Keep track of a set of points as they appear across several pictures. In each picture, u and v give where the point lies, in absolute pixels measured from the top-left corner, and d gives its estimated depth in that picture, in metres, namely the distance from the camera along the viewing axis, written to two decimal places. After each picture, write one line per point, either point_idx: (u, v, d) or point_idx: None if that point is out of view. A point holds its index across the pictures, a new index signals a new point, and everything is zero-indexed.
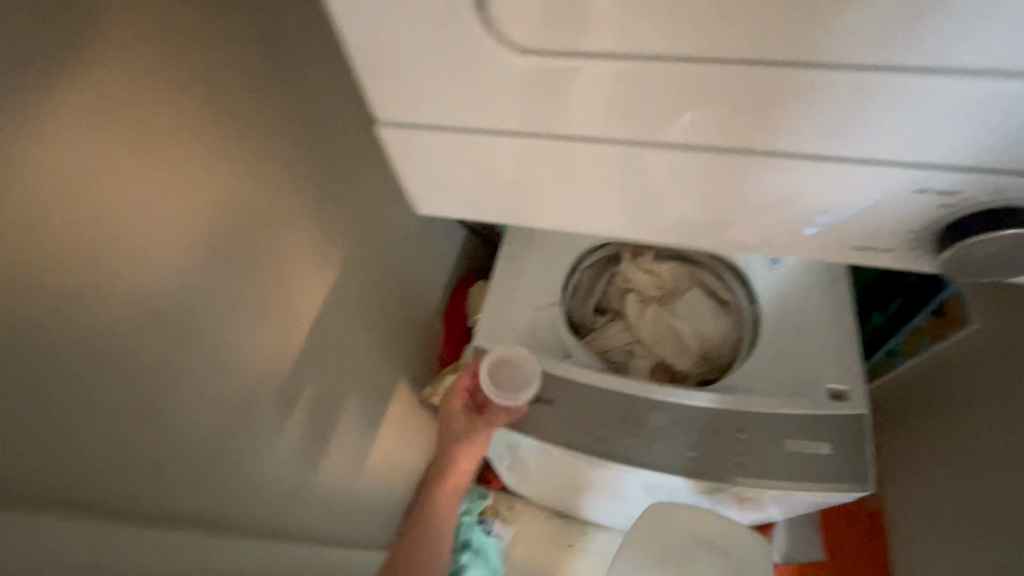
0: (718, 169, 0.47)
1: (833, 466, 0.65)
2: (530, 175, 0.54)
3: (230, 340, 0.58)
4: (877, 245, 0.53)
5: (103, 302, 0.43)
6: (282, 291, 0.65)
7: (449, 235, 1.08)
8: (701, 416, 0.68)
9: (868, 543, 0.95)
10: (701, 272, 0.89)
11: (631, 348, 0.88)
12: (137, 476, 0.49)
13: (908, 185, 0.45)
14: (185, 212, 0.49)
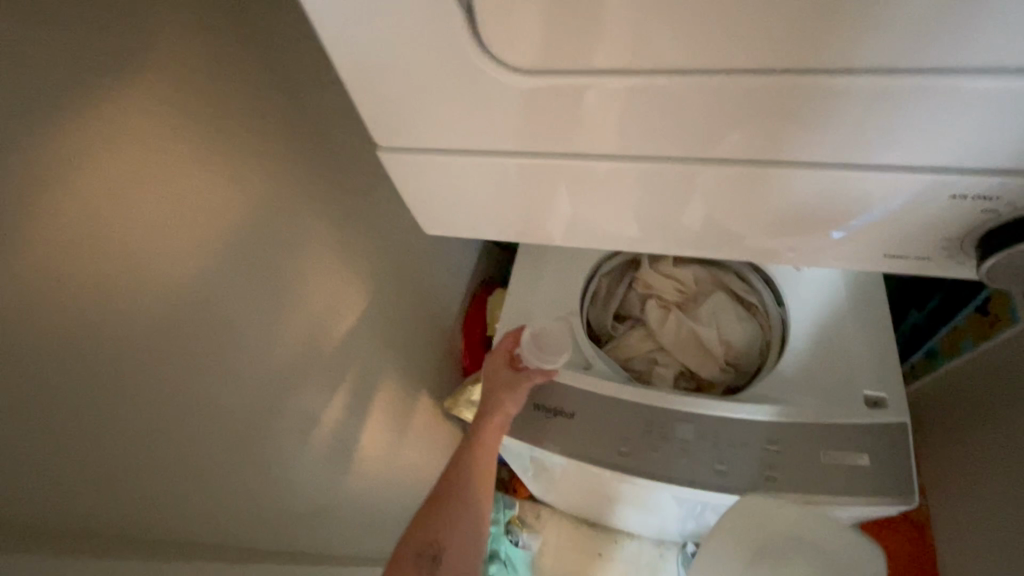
0: (734, 178, 0.45)
1: (873, 479, 0.61)
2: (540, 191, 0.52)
3: (246, 367, 0.58)
4: (911, 251, 0.49)
5: (117, 340, 0.43)
6: (299, 315, 0.65)
7: (465, 246, 1.07)
8: (729, 428, 0.66)
9: (914, 551, 0.87)
10: (726, 276, 0.86)
11: (653, 355, 0.86)
12: (158, 506, 0.49)
13: (943, 188, 0.42)
14: (191, 243, 0.50)
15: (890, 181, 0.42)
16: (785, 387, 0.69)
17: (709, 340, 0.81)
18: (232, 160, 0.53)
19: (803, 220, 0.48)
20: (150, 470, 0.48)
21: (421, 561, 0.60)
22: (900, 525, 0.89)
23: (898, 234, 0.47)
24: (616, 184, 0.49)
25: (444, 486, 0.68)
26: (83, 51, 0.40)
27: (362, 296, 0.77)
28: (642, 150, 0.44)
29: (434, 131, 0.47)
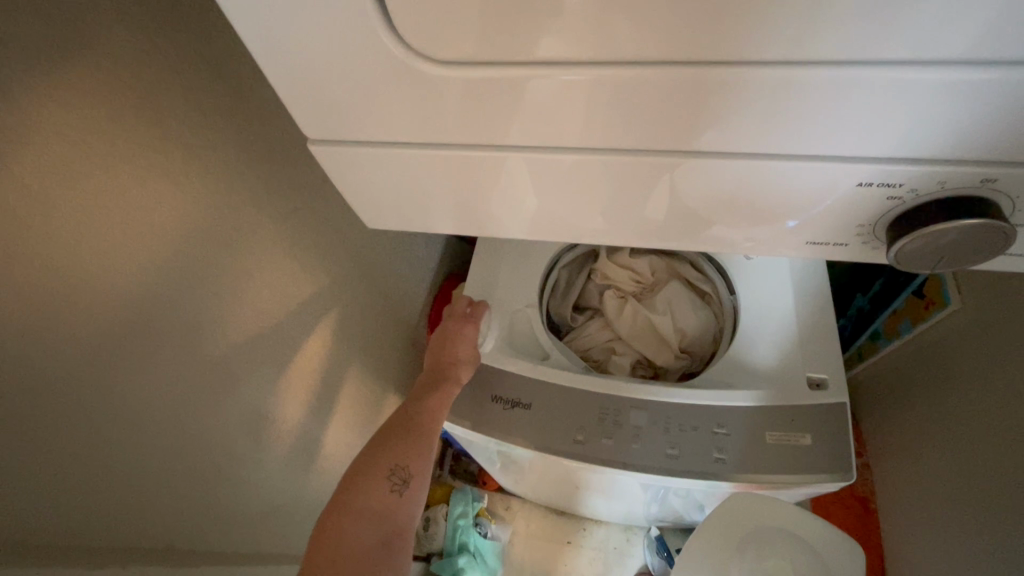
0: (669, 169, 0.46)
1: (814, 458, 0.63)
2: (484, 186, 0.52)
3: (193, 366, 0.56)
4: (837, 239, 0.51)
5: (43, 344, 0.42)
6: (250, 313, 0.64)
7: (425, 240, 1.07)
8: (680, 412, 0.67)
9: (862, 528, 0.91)
10: (680, 266, 0.89)
11: (611, 344, 0.88)
12: (91, 514, 0.48)
13: (858, 178, 0.44)
14: (131, 244, 0.48)
15: (823, 172, 0.44)
16: (733, 372, 0.71)
17: (664, 328, 0.83)
18: (179, 155, 0.51)
19: (739, 209, 0.50)
20: (84, 479, 0.47)
21: (392, 483, 0.58)
22: (846, 500, 0.93)
23: (830, 222, 0.49)
24: (562, 174, 0.49)
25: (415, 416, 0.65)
26: (12, 45, 0.37)
27: (317, 293, 0.76)
28: (585, 143, 0.45)
29: (375, 124, 0.47)
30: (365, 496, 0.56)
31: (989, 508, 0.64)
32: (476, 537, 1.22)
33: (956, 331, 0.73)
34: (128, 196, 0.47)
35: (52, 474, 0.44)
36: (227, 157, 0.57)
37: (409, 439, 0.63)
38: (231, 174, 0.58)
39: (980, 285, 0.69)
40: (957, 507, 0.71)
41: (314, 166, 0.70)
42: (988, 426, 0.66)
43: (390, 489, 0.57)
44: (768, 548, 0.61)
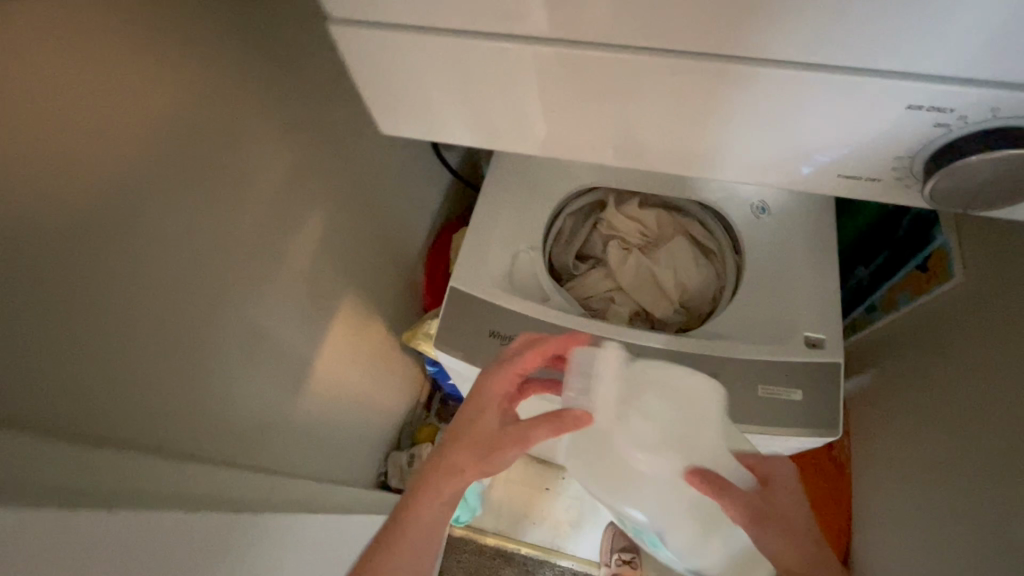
0: (690, 85, 0.44)
1: (803, 411, 0.65)
2: (499, 92, 0.51)
3: (188, 263, 0.55)
4: (869, 173, 0.50)
5: (19, 212, 0.40)
6: (249, 219, 0.62)
7: (419, 176, 1.11)
8: (674, 357, 0.68)
9: (835, 490, 0.94)
10: (686, 221, 0.88)
11: (611, 295, 0.87)
12: (91, 399, 0.47)
13: (899, 103, 0.41)
14: (107, 118, 0.45)
15: (852, 106, 0.42)
16: (729, 324, 0.72)
17: (665, 280, 0.82)
18: (155, 35, 0.48)
19: (770, 134, 0.48)
20: (77, 360, 0.45)
21: None
22: (823, 463, 0.97)
23: (862, 153, 0.47)
24: (579, 87, 0.47)
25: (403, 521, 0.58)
26: None
27: (316, 211, 0.75)
28: (604, 47, 0.43)
29: (385, 9, 0.44)
30: None
31: (965, 471, 0.66)
32: None
33: (959, 302, 0.72)
34: (94, 65, 0.44)
35: (41, 354, 0.42)
36: (213, 45, 0.54)
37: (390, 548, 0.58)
38: (219, 65, 0.55)
39: (993, 248, 0.68)
40: (933, 475, 0.72)
41: (311, 73, 0.68)
42: (976, 394, 0.66)
43: None
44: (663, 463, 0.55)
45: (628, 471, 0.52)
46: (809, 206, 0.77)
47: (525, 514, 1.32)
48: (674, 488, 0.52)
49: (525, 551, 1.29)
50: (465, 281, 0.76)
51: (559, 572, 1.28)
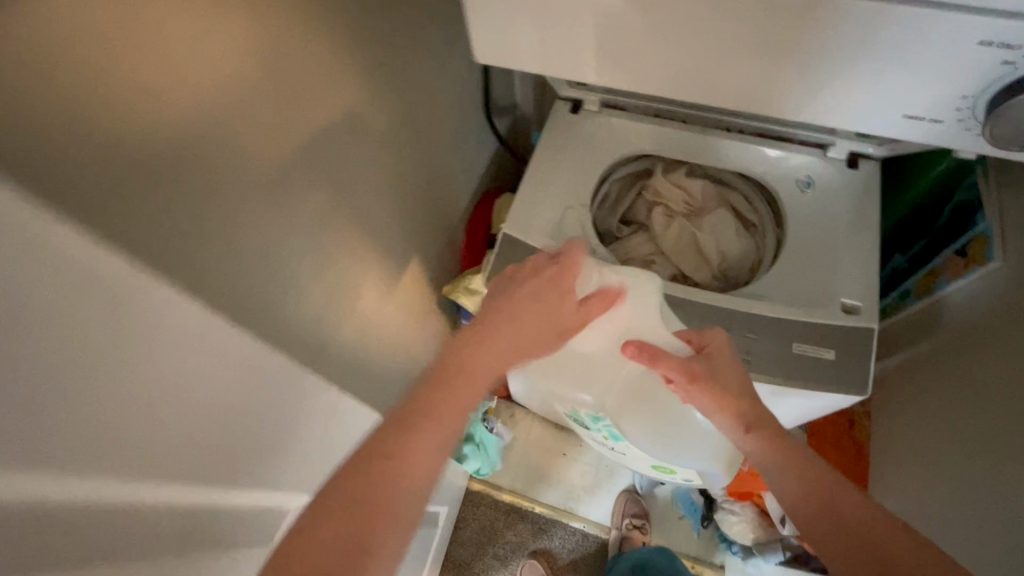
0: (788, 19, 0.47)
1: (836, 371, 0.68)
2: (585, 27, 0.55)
3: (292, 168, 0.59)
4: (927, 114, 0.53)
5: (194, 82, 0.43)
6: (330, 142, 0.67)
7: (468, 138, 1.15)
8: (713, 311, 0.72)
9: (854, 468, 0.97)
10: (730, 194, 0.91)
11: (651, 258, 0.90)
12: (225, 274, 0.49)
13: (974, 36, 0.44)
14: (251, 16, 0.49)
15: (964, 45, 0.45)
16: (768, 289, 0.75)
17: (707, 248, 0.85)
18: None
19: (857, 68, 0.50)
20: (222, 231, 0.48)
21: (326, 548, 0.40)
22: (844, 442, 1.00)
23: (930, 92, 0.50)
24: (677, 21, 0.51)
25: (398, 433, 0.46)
26: None
27: (375, 149, 0.80)
28: None
29: None
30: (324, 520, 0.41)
31: (995, 443, 0.68)
32: (483, 430, 1.28)
33: (997, 285, 0.74)
34: None
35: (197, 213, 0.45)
36: None
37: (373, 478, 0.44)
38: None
39: None
40: (964, 451, 0.74)
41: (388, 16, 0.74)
42: (1009, 368, 0.68)
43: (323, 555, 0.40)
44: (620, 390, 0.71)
45: (583, 374, 0.72)
46: (856, 185, 0.79)
47: (541, 477, 1.36)
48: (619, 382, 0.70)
49: (539, 510, 1.33)
50: (518, 230, 0.81)
51: (570, 532, 1.32)
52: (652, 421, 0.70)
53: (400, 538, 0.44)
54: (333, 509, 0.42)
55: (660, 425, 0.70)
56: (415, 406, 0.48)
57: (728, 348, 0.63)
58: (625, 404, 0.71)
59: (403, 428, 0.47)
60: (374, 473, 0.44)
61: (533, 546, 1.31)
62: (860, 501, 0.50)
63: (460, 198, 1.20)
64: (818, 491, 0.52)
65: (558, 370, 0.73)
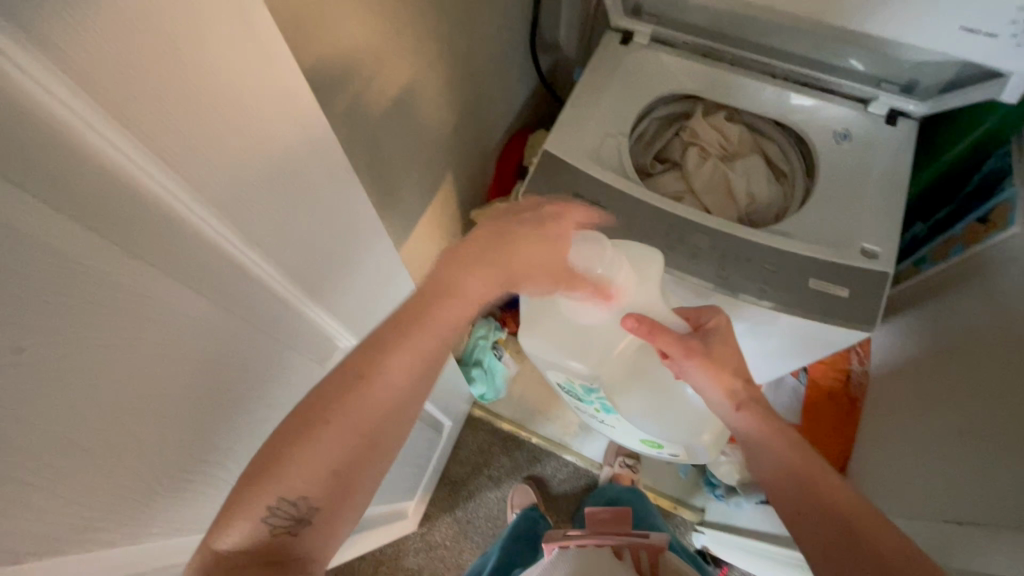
0: None
1: (846, 307, 0.72)
2: None
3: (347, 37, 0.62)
4: (986, 29, 0.54)
5: None
6: (390, 26, 0.70)
7: (512, 68, 1.16)
8: (736, 241, 0.75)
9: (842, 419, 1.01)
10: (764, 143, 0.93)
11: (680, 195, 0.92)
12: None
13: None
14: None
15: None
16: (791, 229, 0.78)
17: (737, 188, 0.87)
18: None
19: None
20: None
21: (299, 493, 0.43)
22: (836, 395, 1.03)
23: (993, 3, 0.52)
24: None
25: (382, 401, 0.47)
26: None
27: (429, 51, 0.82)
28: None
29: None
30: (305, 456, 0.44)
31: (978, 389, 0.72)
32: (491, 357, 1.34)
33: (1012, 249, 0.77)
34: None
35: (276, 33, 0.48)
36: None
37: (360, 448, 0.46)
38: None
39: None
40: (945, 400, 0.78)
41: None
42: (1005, 323, 0.72)
43: (296, 496, 0.43)
44: (619, 365, 0.71)
45: (579, 347, 0.71)
46: (891, 140, 0.82)
47: (539, 412, 1.42)
48: (615, 353, 0.70)
49: (535, 441, 1.39)
50: (558, 149, 0.83)
51: (563, 465, 1.39)
52: (649, 394, 0.71)
53: (373, 449, 0.47)
54: (303, 418, 0.45)
55: (651, 399, 0.72)
56: (388, 334, 0.49)
57: (727, 327, 0.66)
58: (621, 375, 0.72)
59: (375, 353, 0.48)
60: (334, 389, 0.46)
61: (527, 473, 1.37)
62: (834, 482, 0.54)
63: (495, 129, 1.22)
64: (797, 467, 0.56)
65: (557, 338, 0.71)
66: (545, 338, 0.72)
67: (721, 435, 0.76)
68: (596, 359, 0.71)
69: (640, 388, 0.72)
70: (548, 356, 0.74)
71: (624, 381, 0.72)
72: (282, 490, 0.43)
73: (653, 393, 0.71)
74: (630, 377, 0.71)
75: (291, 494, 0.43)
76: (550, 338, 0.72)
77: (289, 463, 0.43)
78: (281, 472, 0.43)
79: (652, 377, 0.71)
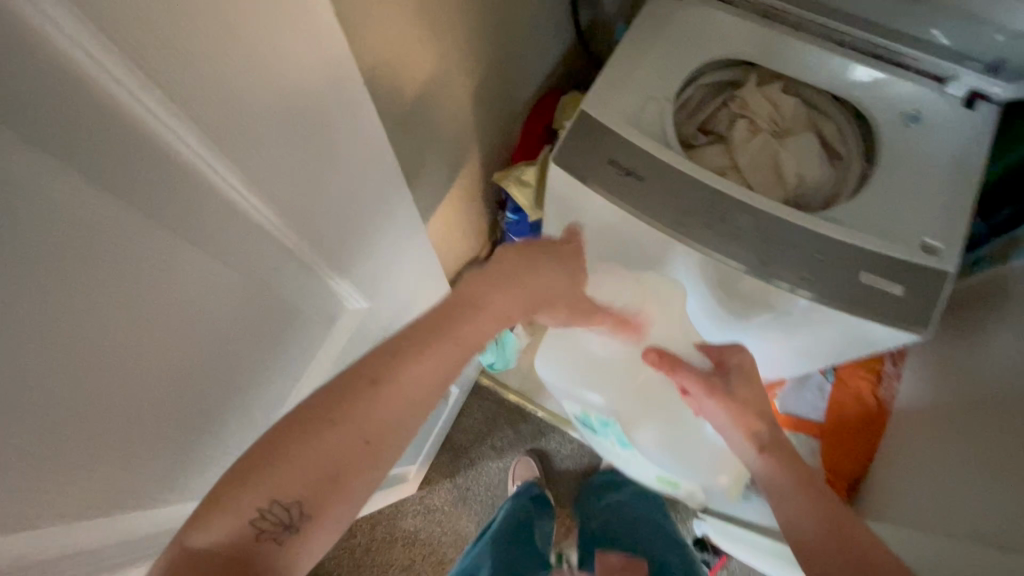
0: None
1: (897, 306, 0.66)
2: None
3: None
4: None
5: None
6: None
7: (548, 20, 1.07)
8: (781, 225, 0.69)
9: (868, 422, 0.94)
10: (820, 120, 0.85)
11: (723, 171, 0.85)
12: None
13: None
14: None
15: None
16: (841, 216, 0.71)
17: (787, 167, 0.80)
18: None
19: None
20: None
21: (290, 497, 0.43)
22: (863, 395, 0.96)
23: None
24: None
25: (389, 407, 0.48)
26: None
27: None
28: None
29: None
30: (302, 456, 0.44)
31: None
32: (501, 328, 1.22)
33: None
34: None
35: None
36: None
37: (360, 455, 0.46)
38: None
39: None
40: (979, 410, 0.73)
41: None
42: None
43: (286, 501, 0.43)
44: (642, 410, 0.78)
45: (598, 386, 0.79)
46: (967, 124, 0.73)
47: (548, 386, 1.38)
48: (638, 396, 0.77)
49: (541, 415, 1.36)
50: (595, 110, 0.76)
51: (567, 440, 1.36)
52: (671, 434, 0.78)
53: (376, 461, 0.47)
54: (310, 414, 0.45)
55: (671, 439, 0.79)
56: (406, 343, 0.51)
57: (749, 364, 0.69)
58: (642, 417, 0.78)
59: (392, 357, 0.49)
60: (342, 391, 0.47)
61: (530, 445, 1.35)
62: (854, 520, 0.55)
63: (525, 86, 1.14)
64: (816, 515, 0.56)
65: (577, 370, 0.80)
66: (563, 370, 0.81)
67: (738, 471, 0.84)
68: (615, 402, 0.78)
69: (662, 429, 0.78)
70: (573, 391, 0.82)
71: (646, 422, 0.78)
72: (276, 490, 0.43)
73: (673, 432, 0.78)
74: (652, 420, 0.78)
75: (285, 497, 0.43)
76: (569, 369, 0.80)
77: (284, 460, 0.44)
78: (276, 470, 0.43)
79: (674, 419, 0.78)
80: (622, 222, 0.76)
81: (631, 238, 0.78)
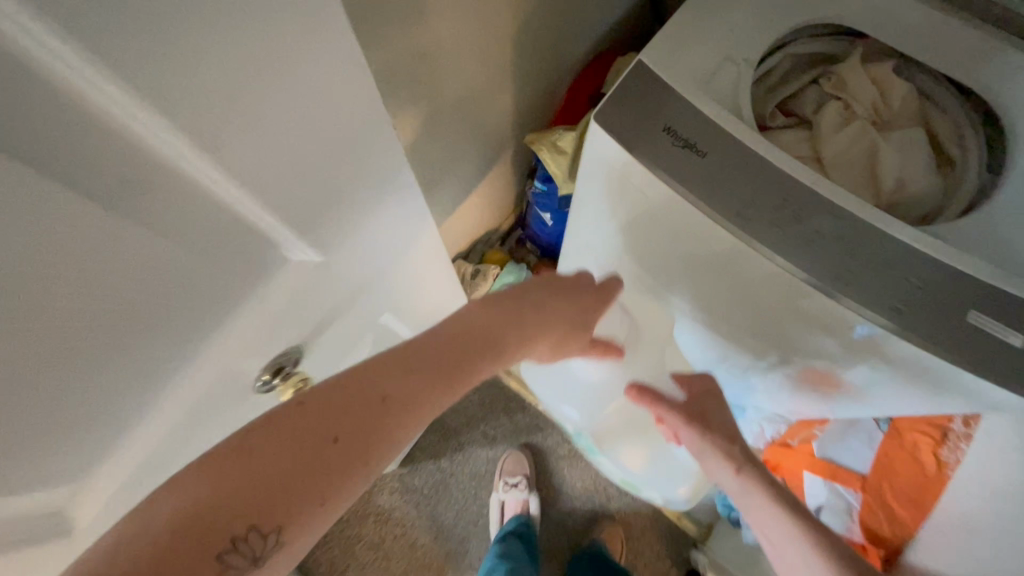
0: None
1: (1012, 361, 0.51)
2: None
3: None
4: None
5: None
6: None
7: None
8: (875, 237, 0.54)
9: (920, 481, 0.80)
10: (934, 113, 0.69)
11: (803, 164, 0.69)
12: None
13: None
14: None
15: None
16: (953, 237, 0.56)
17: (886, 168, 0.64)
18: None
19: None
20: None
21: (256, 511, 0.38)
22: (911, 448, 0.81)
23: None
24: None
25: (387, 420, 0.45)
26: None
27: None
28: None
29: None
30: (282, 455, 0.40)
31: None
32: None
33: None
34: None
35: None
36: None
37: (349, 467, 0.42)
38: None
39: None
40: None
41: None
42: None
43: (253, 515, 0.37)
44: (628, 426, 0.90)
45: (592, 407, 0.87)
46: None
47: None
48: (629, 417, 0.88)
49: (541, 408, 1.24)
50: (656, 64, 0.62)
51: (565, 441, 1.24)
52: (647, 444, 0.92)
53: (362, 478, 0.44)
54: (299, 409, 0.42)
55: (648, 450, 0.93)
56: (419, 355, 0.50)
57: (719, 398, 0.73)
58: (626, 432, 0.91)
59: (409, 367, 0.48)
60: (355, 395, 0.44)
61: (524, 440, 1.24)
62: None
63: (577, 39, 0.99)
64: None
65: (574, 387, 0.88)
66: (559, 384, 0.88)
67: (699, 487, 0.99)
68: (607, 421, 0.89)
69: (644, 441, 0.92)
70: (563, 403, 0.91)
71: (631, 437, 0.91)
72: (246, 491, 0.38)
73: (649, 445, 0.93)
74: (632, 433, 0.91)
75: (252, 505, 0.38)
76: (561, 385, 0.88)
77: (261, 456, 0.39)
78: (254, 465, 0.39)
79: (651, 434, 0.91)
80: (668, 207, 0.62)
81: (676, 229, 0.64)
